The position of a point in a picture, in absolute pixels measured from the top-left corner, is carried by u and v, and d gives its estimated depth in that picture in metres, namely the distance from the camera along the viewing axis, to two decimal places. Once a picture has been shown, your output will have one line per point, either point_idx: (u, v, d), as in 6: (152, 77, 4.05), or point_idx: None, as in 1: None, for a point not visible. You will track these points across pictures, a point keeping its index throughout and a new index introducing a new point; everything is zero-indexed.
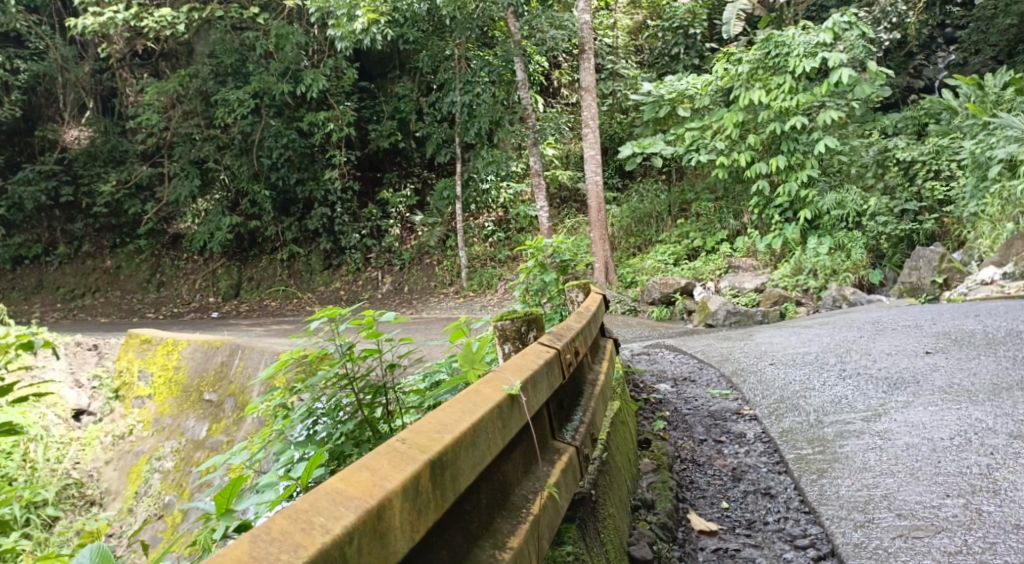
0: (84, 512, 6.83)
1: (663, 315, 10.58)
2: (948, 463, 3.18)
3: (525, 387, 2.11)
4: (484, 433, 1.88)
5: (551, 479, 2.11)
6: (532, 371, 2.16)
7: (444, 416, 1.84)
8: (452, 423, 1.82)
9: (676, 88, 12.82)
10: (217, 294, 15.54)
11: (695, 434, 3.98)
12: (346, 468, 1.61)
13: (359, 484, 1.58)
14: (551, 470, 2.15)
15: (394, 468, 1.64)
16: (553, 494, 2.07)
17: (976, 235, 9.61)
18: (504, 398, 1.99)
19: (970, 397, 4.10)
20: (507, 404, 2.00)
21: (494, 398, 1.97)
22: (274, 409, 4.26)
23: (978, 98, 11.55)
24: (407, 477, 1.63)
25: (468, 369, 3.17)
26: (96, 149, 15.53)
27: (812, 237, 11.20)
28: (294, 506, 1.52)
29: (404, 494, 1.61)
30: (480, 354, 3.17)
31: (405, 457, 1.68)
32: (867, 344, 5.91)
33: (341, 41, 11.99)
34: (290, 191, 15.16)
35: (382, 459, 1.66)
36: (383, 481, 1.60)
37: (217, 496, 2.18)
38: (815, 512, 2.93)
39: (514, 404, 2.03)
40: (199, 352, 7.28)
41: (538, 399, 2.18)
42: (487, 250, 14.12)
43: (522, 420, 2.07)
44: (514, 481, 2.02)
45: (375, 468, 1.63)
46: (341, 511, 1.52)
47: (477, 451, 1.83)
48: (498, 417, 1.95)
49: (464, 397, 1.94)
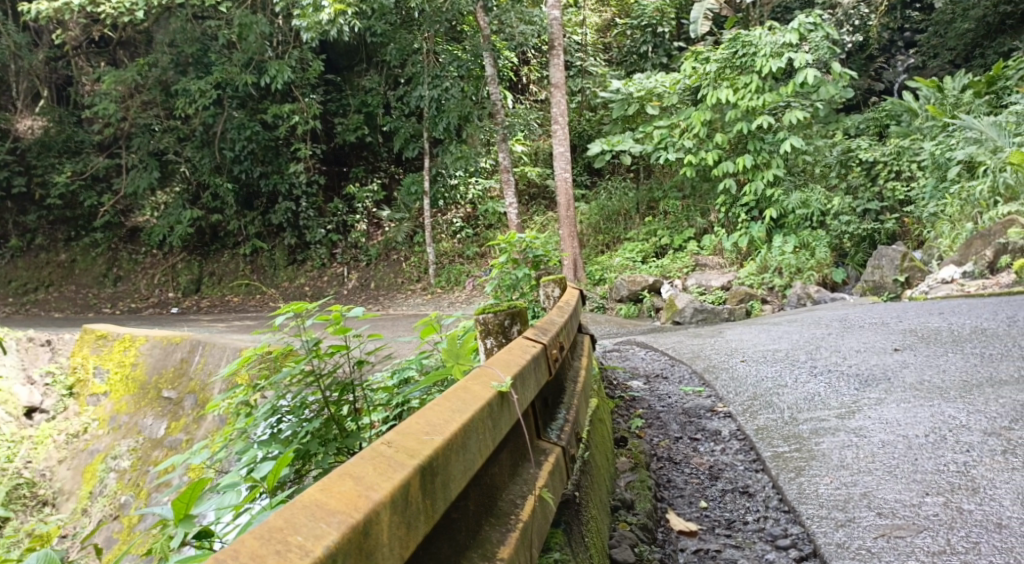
0: (37, 512, 6.59)
1: (630, 313, 10.56)
2: (925, 461, 3.16)
3: (515, 383, 2.01)
4: (476, 434, 1.78)
5: (540, 482, 2.02)
6: (520, 367, 2.07)
7: (433, 414, 1.74)
8: (441, 424, 1.72)
9: (644, 86, 12.73)
10: (177, 289, 15.17)
11: (670, 432, 3.92)
12: (329, 477, 1.51)
13: (342, 495, 1.48)
14: (539, 471, 2.06)
15: (381, 476, 1.54)
16: (541, 497, 1.97)
17: (936, 235, 9.71)
18: (495, 395, 1.89)
19: (941, 394, 4.11)
20: (498, 402, 1.90)
21: (485, 395, 1.87)
22: (236, 406, 4.12)
23: (937, 101, 11.67)
24: (396, 486, 1.53)
25: (451, 365, 3.05)
26: (50, 140, 15.03)
27: (778, 236, 11.28)
28: (268, 525, 1.42)
29: (392, 506, 1.51)
30: (464, 349, 3.05)
31: (392, 463, 1.58)
32: (836, 341, 5.92)
33: (307, 32, 11.66)
34: (253, 184, 14.87)
35: (367, 466, 1.55)
36: (369, 491, 1.51)
37: (175, 501, 2.04)
38: (795, 512, 2.88)
39: (505, 402, 1.94)
40: (158, 348, 7.05)
41: (527, 396, 2.09)
42: (456, 246, 14.04)
43: (512, 418, 1.97)
44: (502, 485, 1.92)
45: (360, 477, 1.53)
46: (323, 526, 1.43)
47: (469, 454, 1.74)
48: (490, 416, 1.85)
49: (453, 394, 1.84)
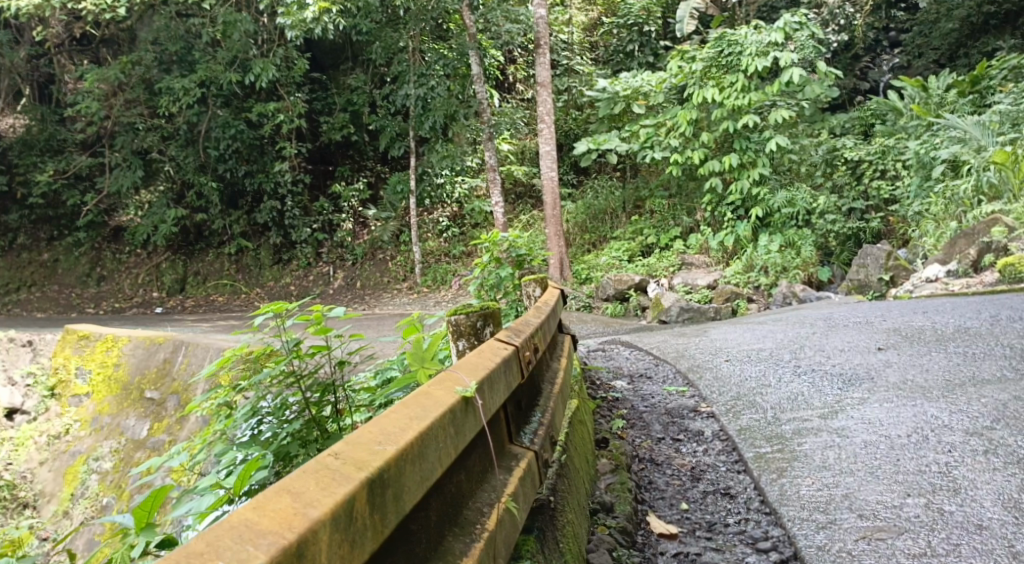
0: (17, 515, 6.53)
1: (616, 311, 10.53)
2: (908, 462, 3.14)
3: (481, 387, 1.96)
4: (434, 443, 1.72)
5: (509, 489, 1.98)
6: (488, 372, 2.02)
7: (388, 424, 1.69)
8: (396, 433, 1.66)
9: (630, 85, 12.71)
10: (161, 289, 15.04)
11: (652, 432, 3.89)
12: (265, 493, 1.44)
13: (276, 514, 1.41)
14: (508, 478, 2.02)
15: (323, 490, 1.48)
16: (510, 506, 1.93)
17: (920, 234, 9.71)
18: (457, 401, 1.84)
19: (924, 393, 4.10)
20: (461, 408, 1.85)
21: (447, 401, 1.82)
22: (216, 407, 4.06)
23: (922, 100, 11.72)
24: (337, 502, 1.46)
25: (417, 368, 3.01)
26: (32, 138, 14.88)
27: (764, 235, 11.29)
28: (189, 548, 1.34)
29: (332, 523, 1.44)
30: (429, 352, 3.02)
31: (337, 476, 1.51)
32: (820, 340, 5.92)
33: (291, 30, 11.56)
34: (238, 183, 14.76)
35: (308, 481, 1.49)
36: (306, 509, 1.44)
37: (136, 509, 2.01)
38: (776, 514, 2.86)
39: (469, 408, 1.89)
40: (140, 349, 6.96)
41: (495, 400, 2.04)
42: (442, 246, 13.96)
43: (478, 425, 1.92)
44: (467, 494, 1.87)
45: (300, 492, 1.46)
46: (250, 548, 1.35)
47: (425, 465, 1.68)
48: (451, 423, 1.80)
49: (412, 400, 1.79)
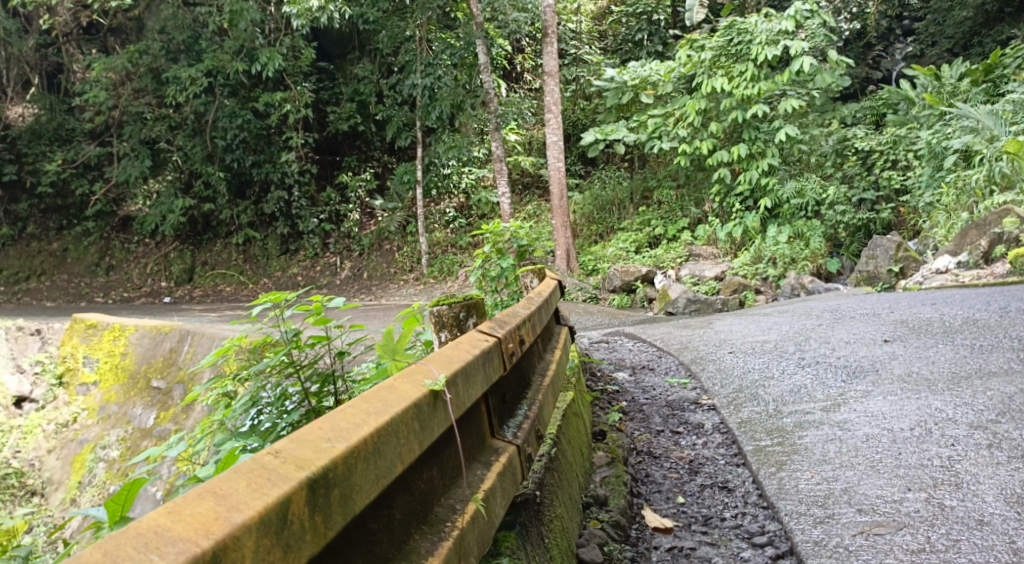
0: (26, 502, 6.49)
1: (623, 303, 10.48)
2: (909, 455, 3.09)
3: (455, 380, 1.91)
4: (393, 439, 1.65)
5: (485, 485, 1.93)
6: (462, 364, 1.97)
7: (342, 419, 1.61)
8: (348, 429, 1.58)
9: (638, 74, 12.57)
10: (169, 278, 15.04)
11: (652, 425, 3.85)
12: (184, 498, 1.34)
13: (194, 519, 1.31)
14: (486, 474, 1.98)
15: (254, 493, 1.38)
16: (485, 504, 1.88)
17: (931, 225, 9.61)
18: (425, 395, 1.78)
19: (929, 386, 4.04)
20: (430, 402, 1.79)
21: (413, 395, 1.76)
22: (216, 397, 4.03)
23: (935, 89, 11.56)
24: (267, 506, 1.36)
25: (390, 361, 2.92)
26: (41, 127, 14.94)
27: (772, 226, 11.19)
28: (89, 555, 1.24)
29: (260, 527, 1.34)
30: (402, 345, 2.94)
31: (273, 477, 1.42)
32: (826, 333, 5.85)
33: (297, 19, 11.51)
34: (245, 173, 14.73)
35: (239, 483, 1.39)
36: (230, 513, 1.34)
37: (109, 502, 1.99)
38: (773, 508, 2.81)
39: (439, 402, 1.83)
40: (147, 338, 6.96)
41: (470, 394, 1.99)
42: (448, 236, 13.87)
43: (448, 421, 1.86)
44: (438, 490, 1.82)
45: (227, 495, 1.37)
46: (155, 557, 1.24)
47: (381, 461, 1.60)
48: (416, 418, 1.73)
49: (374, 394, 1.73)
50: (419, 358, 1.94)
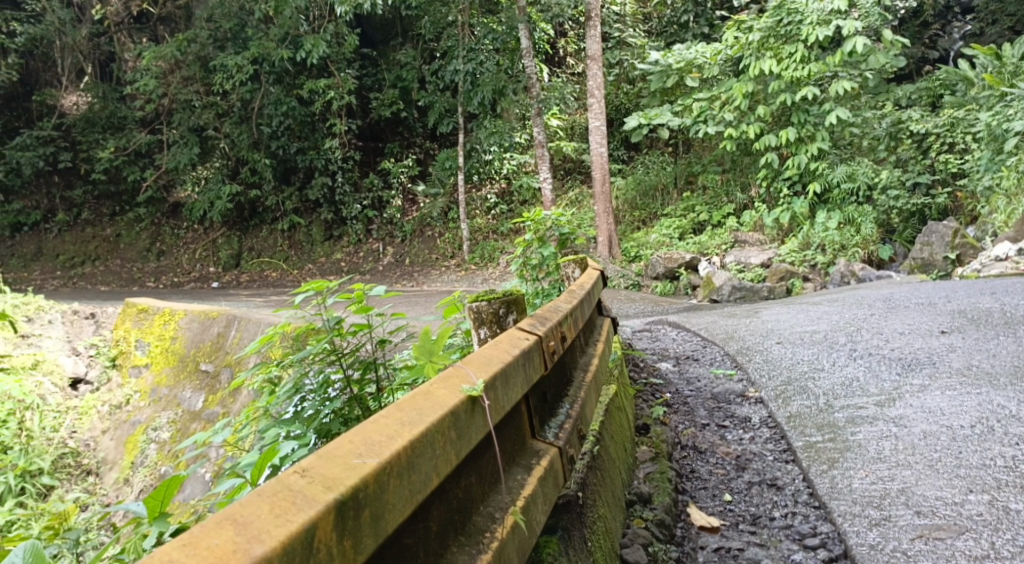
0: (81, 481, 6.62)
1: (666, 290, 10.35)
2: (971, 455, 2.95)
3: (494, 383, 1.86)
4: (428, 451, 1.61)
5: (526, 490, 1.89)
6: (501, 366, 1.91)
7: (374, 432, 1.57)
8: (380, 443, 1.54)
9: (684, 57, 12.35)
10: (217, 264, 15.26)
11: (696, 418, 3.76)
12: (203, 527, 1.34)
13: (212, 551, 1.30)
14: (527, 478, 1.93)
15: (277, 519, 1.36)
16: (525, 511, 1.84)
17: (990, 210, 9.28)
18: (462, 401, 1.73)
19: (991, 381, 3.87)
20: (467, 408, 1.74)
21: (450, 401, 1.71)
22: (261, 383, 4.04)
23: (996, 69, 11.08)
24: (291, 534, 1.34)
25: (425, 362, 2.82)
26: (95, 115, 15.29)
27: (821, 212, 10.91)
28: None
29: (283, 557, 1.32)
30: (439, 345, 2.83)
31: (298, 501, 1.40)
32: (879, 323, 5.66)
33: (341, 6, 11.48)
34: (290, 160, 14.88)
35: (262, 507, 1.38)
36: (251, 544, 1.32)
37: (148, 499, 1.97)
38: (825, 508, 2.71)
39: (477, 407, 1.78)
40: (196, 323, 7.06)
41: (510, 397, 1.93)
42: (490, 222, 13.79)
43: (487, 426, 1.81)
44: (477, 498, 1.78)
45: (247, 524, 1.35)
46: None
47: (415, 475, 1.56)
48: (453, 427, 1.68)
49: (409, 401, 1.68)
50: (457, 360, 1.90)
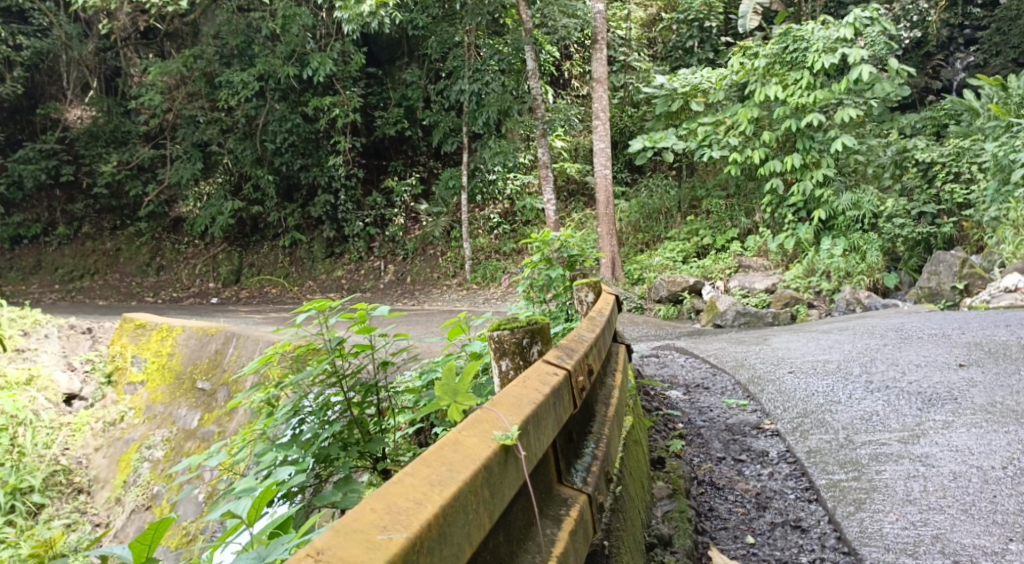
0: (72, 500, 6.43)
1: (669, 314, 10.19)
2: (1006, 500, 2.83)
3: (526, 428, 1.81)
4: (460, 516, 1.57)
5: (557, 547, 1.79)
6: (532, 409, 1.86)
7: (399, 498, 1.53)
8: (408, 513, 1.50)
9: (689, 81, 12.27)
10: (217, 279, 15.11)
11: (712, 451, 3.60)
12: None
13: None
14: (557, 533, 1.82)
15: None
16: None
17: (997, 240, 9.15)
18: (495, 453, 1.69)
19: (1017, 419, 3.74)
20: (499, 461, 1.70)
21: (480, 456, 1.67)
22: (258, 403, 3.88)
23: (1001, 100, 10.98)
24: None
25: (447, 403, 2.67)
26: (98, 129, 15.19)
27: (827, 239, 10.79)
28: None
29: None
30: (462, 383, 2.67)
31: None
32: (893, 353, 5.51)
33: (348, 24, 11.37)
34: (293, 177, 14.76)
35: None
36: None
37: (135, 543, 1.89)
38: (856, 555, 2.59)
39: (509, 458, 1.74)
40: (193, 339, 6.90)
41: (540, 443, 1.87)
42: (493, 242, 13.68)
43: (519, 478, 1.76)
44: (509, 559, 1.71)
45: None
46: None
47: (446, 546, 1.52)
48: (484, 484, 1.65)
49: (436, 455, 1.64)
50: (487, 400, 1.85)
